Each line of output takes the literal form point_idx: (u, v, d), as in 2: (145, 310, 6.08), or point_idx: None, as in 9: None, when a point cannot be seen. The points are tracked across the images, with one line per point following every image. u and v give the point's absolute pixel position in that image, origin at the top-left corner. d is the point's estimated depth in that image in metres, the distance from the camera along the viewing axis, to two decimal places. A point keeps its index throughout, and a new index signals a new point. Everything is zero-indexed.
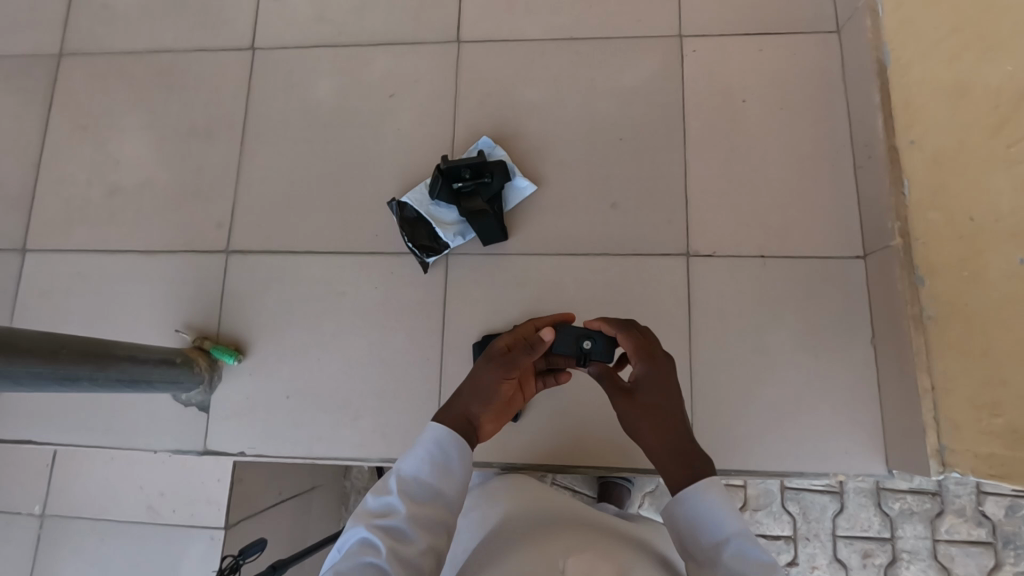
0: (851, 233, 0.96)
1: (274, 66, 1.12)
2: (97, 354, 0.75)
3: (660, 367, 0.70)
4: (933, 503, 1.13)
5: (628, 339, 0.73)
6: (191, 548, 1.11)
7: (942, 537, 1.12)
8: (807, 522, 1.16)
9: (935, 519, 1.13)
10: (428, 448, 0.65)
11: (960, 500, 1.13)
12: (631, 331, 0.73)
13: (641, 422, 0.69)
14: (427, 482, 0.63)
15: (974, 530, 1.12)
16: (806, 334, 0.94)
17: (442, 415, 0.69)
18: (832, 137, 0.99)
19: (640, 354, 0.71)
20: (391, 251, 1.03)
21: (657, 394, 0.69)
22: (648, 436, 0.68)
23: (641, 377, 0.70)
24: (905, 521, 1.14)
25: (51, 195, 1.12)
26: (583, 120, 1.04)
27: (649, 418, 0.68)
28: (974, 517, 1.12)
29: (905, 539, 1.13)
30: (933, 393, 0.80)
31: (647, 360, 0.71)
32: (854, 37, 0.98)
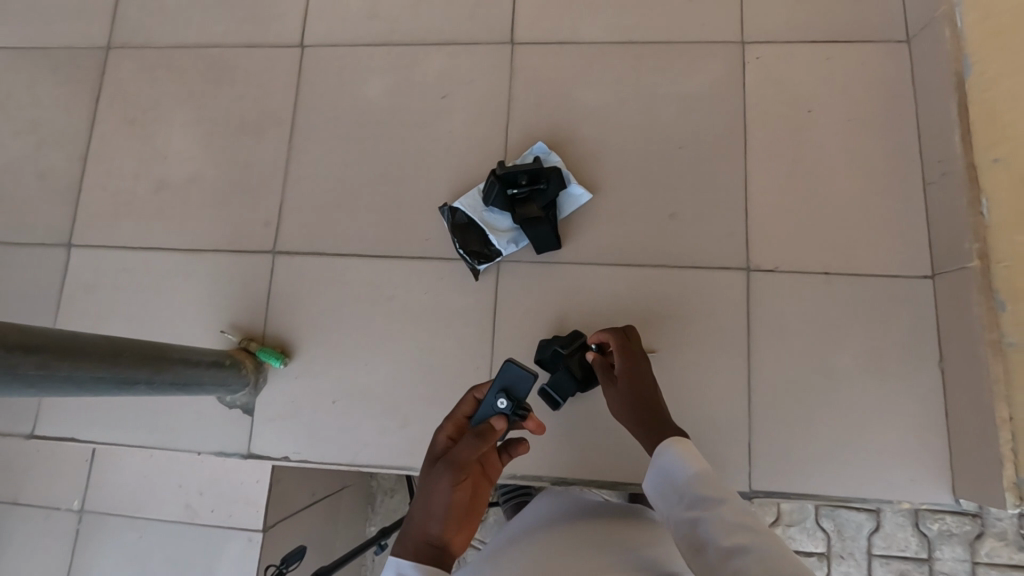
0: (919, 252, 0.92)
1: (324, 63, 1.10)
2: (154, 358, 0.74)
3: (631, 358, 0.80)
4: (972, 525, 1.10)
5: (611, 336, 0.84)
6: (229, 549, 1.10)
7: (982, 560, 1.09)
8: (842, 540, 1.14)
9: (975, 541, 1.10)
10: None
11: (1002, 523, 1.09)
12: (611, 333, 0.84)
13: (615, 401, 0.78)
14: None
15: (1016, 554, 1.09)
16: (871, 354, 0.90)
17: (400, 546, 0.60)
18: (901, 151, 0.96)
19: (619, 346, 0.82)
20: (440, 256, 1.01)
21: (628, 380, 0.78)
22: (619, 411, 0.78)
23: (620, 364, 0.80)
24: (943, 542, 1.11)
25: (98, 189, 1.11)
26: (641, 126, 1.01)
27: (625, 398, 0.77)
28: (1015, 540, 1.08)
29: (943, 562, 1.10)
30: (1013, 424, 0.77)
31: (623, 350, 0.81)
32: (928, 48, 0.94)
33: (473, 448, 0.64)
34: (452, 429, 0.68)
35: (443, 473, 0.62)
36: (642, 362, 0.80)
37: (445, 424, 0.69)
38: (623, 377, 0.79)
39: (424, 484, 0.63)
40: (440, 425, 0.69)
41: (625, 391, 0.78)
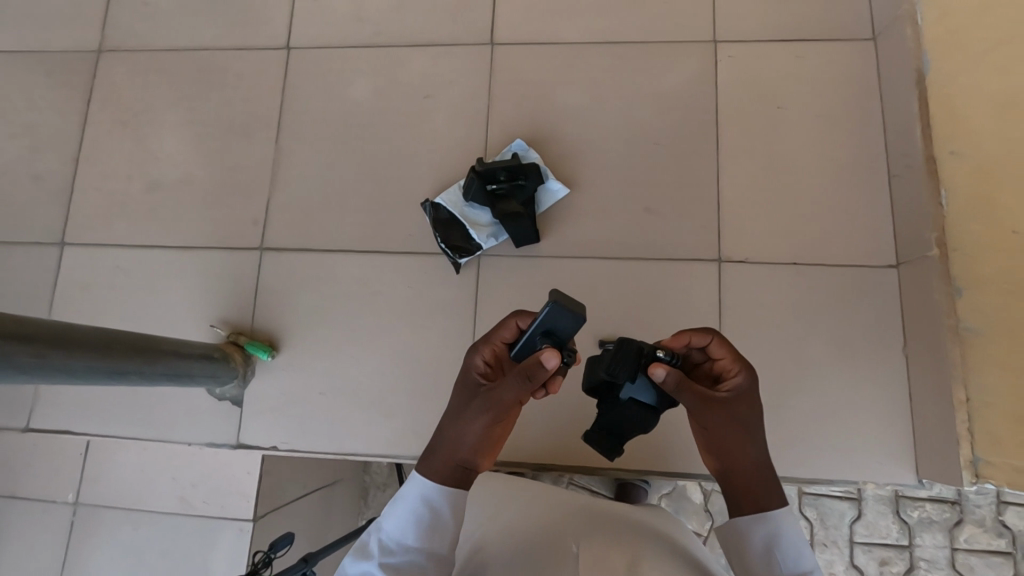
0: (884, 242, 0.95)
1: (311, 65, 1.13)
2: (144, 349, 0.76)
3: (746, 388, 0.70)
4: (952, 512, 1.13)
5: (728, 350, 0.71)
6: (222, 539, 1.13)
7: (960, 546, 1.12)
8: (825, 528, 1.16)
9: (954, 528, 1.12)
10: (408, 507, 0.65)
11: (980, 510, 1.12)
12: (727, 347, 0.71)
13: (744, 439, 0.69)
14: (407, 544, 0.63)
15: (994, 540, 1.11)
16: (838, 341, 0.94)
17: (433, 460, 0.69)
18: (867, 145, 0.99)
19: (741, 364, 0.71)
20: (423, 251, 1.04)
21: (751, 411, 0.70)
22: (750, 453, 0.69)
23: (744, 389, 0.70)
24: (924, 529, 1.13)
25: (90, 189, 1.14)
26: (617, 124, 1.04)
27: (753, 435, 0.69)
28: (992, 527, 1.11)
29: (924, 548, 1.13)
30: (970, 405, 0.80)
31: (748, 370, 0.71)
32: (892, 46, 0.97)
33: (517, 392, 0.68)
34: (491, 358, 0.73)
35: (480, 410, 0.69)
36: (753, 389, 0.71)
37: (483, 352, 0.73)
38: (744, 405, 0.70)
39: (460, 413, 0.70)
40: (479, 350, 0.73)
41: (747, 426, 0.69)
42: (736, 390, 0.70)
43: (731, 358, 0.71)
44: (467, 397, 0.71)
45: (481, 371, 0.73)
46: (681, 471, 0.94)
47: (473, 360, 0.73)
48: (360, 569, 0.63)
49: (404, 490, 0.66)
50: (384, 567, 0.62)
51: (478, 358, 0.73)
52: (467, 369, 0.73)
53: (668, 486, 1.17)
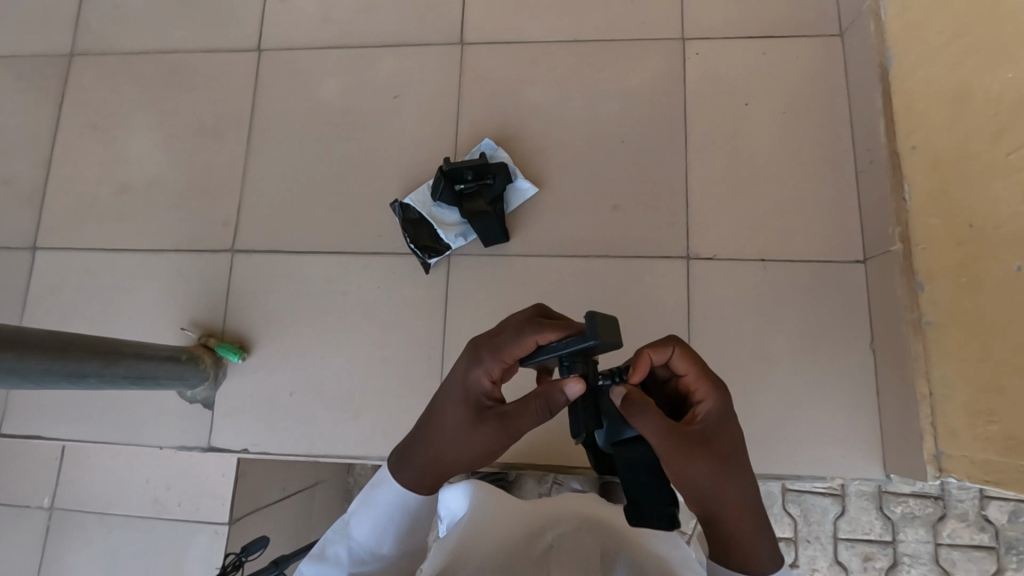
0: (851, 237, 0.96)
1: (281, 66, 1.13)
2: (104, 351, 0.77)
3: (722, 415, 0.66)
4: (935, 507, 1.11)
5: (695, 368, 0.66)
6: (196, 542, 1.12)
7: (943, 541, 1.10)
8: (808, 524, 1.14)
9: (937, 523, 1.10)
10: (381, 515, 0.69)
11: (963, 505, 1.10)
12: (695, 363, 0.66)
13: (724, 477, 0.63)
14: (380, 551, 0.69)
15: (977, 535, 1.10)
16: (806, 337, 0.94)
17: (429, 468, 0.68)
18: (834, 141, 0.99)
19: (706, 387, 0.66)
20: (393, 251, 1.04)
21: (727, 442, 0.65)
22: (732, 495, 0.64)
23: (714, 416, 0.65)
24: (907, 525, 1.11)
25: (61, 193, 1.14)
26: (585, 122, 1.04)
27: (732, 470, 0.64)
28: (976, 521, 1.10)
29: (907, 543, 1.11)
30: (932, 398, 0.81)
31: (715, 391, 0.66)
32: (857, 41, 0.97)
33: (533, 419, 0.65)
34: (498, 370, 0.67)
35: (486, 434, 0.66)
36: (728, 414, 0.67)
37: (493, 364, 0.66)
38: (718, 436, 0.65)
39: (460, 431, 0.67)
40: (487, 362, 0.66)
41: (726, 462, 0.64)
42: (707, 417, 0.65)
43: (697, 378, 0.66)
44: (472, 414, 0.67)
45: (484, 383, 0.67)
46: None
47: (479, 372, 0.67)
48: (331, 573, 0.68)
49: (378, 496, 0.70)
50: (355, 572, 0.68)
51: (482, 369, 0.67)
52: (468, 379, 0.67)
53: None
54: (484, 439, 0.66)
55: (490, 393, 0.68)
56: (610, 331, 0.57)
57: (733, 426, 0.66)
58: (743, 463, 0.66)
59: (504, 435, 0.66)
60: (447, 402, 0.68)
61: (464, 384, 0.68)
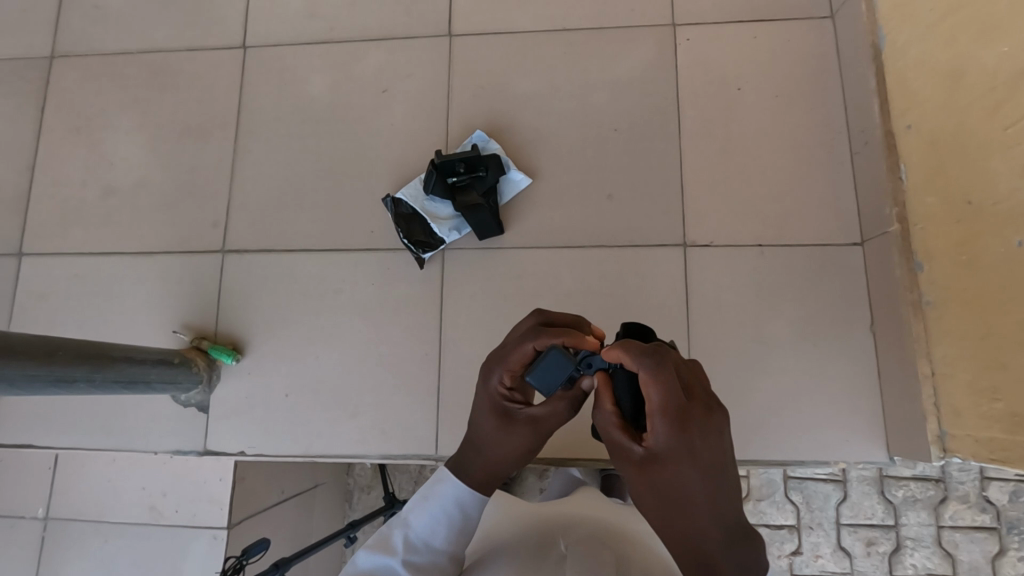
0: (847, 219, 0.95)
1: (266, 63, 1.12)
2: (94, 355, 0.75)
3: (666, 450, 0.54)
4: (936, 490, 1.11)
5: (655, 394, 0.54)
6: (194, 547, 1.11)
7: (945, 524, 1.10)
8: (810, 512, 1.14)
9: (939, 506, 1.10)
10: (442, 508, 0.64)
11: (964, 486, 1.10)
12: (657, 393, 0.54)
13: (651, 508, 0.56)
14: (434, 546, 0.63)
15: (978, 516, 1.10)
16: (806, 321, 0.93)
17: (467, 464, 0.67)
18: (827, 124, 0.98)
19: (658, 417, 0.54)
20: (386, 247, 1.03)
21: (669, 479, 0.55)
22: (663, 529, 0.56)
23: (659, 450, 0.55)
24: (909, 508, 1.11)
25: (46, 197, 1.12)
26: (576, 112, 1.03)
27: (670, 509, 0.55)
28: (977, 503, 1.09)
29: (910, 527, 1.11)
30: (934, 378, 0.80)
31: (674, 426, 0.54)
32: (848, 22, 0.97)
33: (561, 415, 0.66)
34: (509, 373, 0.65)
35: (520, 436, 0.66)
36: (680, 451, 0.54)
37: (503, 373, 0.65)
38: (664, 468, 0.55)
39: (493, 437, 0.66)
40: (498, 372, 0.65)
41: (674, 500, 0.55)
42: (651, 447, 0.55)
43: (655, 407, 0.55)
44: (496, 420, 0.66)
45: (503, 389, 0.66)
46: None
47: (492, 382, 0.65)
48: (384, 561, 0.60)
49: (438, 489, 0.65)
50: (409, 564, 0.61)
51: (497, 375, 0.65)
52: (488, 387, 0.66)
53: None
54: (518, 442, 0.66)
55: (510, 395, 0.66)
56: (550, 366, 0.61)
57: (704, 466, 0.54)
58: (708, 508, 0.54)
59: (536, 436, 0.66)
60: (476, 409, 0.67)
61: (484, 393, 0.66)
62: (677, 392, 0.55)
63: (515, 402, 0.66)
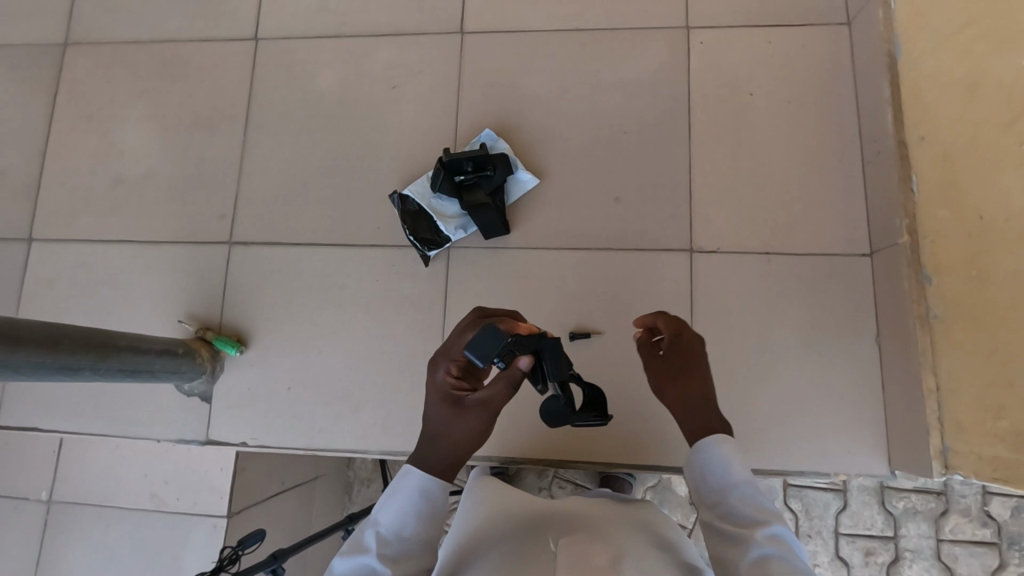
0: (856, 229, 0.94)
1: (276, 56, 1.12)
2: (97, 344, 0.75)
3: (680, 339, 0.70)
4: (937, 502, 1.10)
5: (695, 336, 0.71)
6: (194, 535, 1.12)
7: (946, 537, 1.09)
8: (809, 519, 1.13)
9: (940, 518, 1.10)
10: (409, 499, 0.62)
11: (966, 499, 1.10)
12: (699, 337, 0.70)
13: (676, 386, 0.67)
14: (406, 536, 0.61)
15: (979, 530, 1.09)
16: (810, 331, 0.93)
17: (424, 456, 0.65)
18: (839, 132, 0.97)
19: (666, 325, 0.71)
20: (392, 243, 1.03)
21: (688, 352, 0.69)
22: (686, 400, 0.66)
23: (677, 342, 0.69)
24: (909, 520, 1.11)
25: (56, 184, 1.12)
26: (586, 113, 1.02)
27: (689, 380, 0.67)
28: (978, 517, 1.09)
29: (909, 538, 1.10)
30: (939, 393, 0.79)
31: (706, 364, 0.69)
32: (865, 29, 0.95)
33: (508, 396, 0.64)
34: (453, 363, 0.66)
35: (474, 419, 0.64)
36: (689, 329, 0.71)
37: (447, 362, 0.66)
38: (687, 343, 0.69)
39: (445, 424, 0.64)
40: (442, 362, 0.66)
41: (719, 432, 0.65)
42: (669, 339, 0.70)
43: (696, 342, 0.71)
44: (446, 407, 0.64)
45: (449, 379, 0.66)
46: (654, 466, 0.92)
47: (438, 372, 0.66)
48: (357, 559, 0.58)
49: (403, 481, 0.63)
50: (384, 558, 0.58)
51: (440, 366, 0.66)
52: (434, 378, 0.66)
53: (652, 479, 1.14)
54: (472, 426, 0.64)
55: (458, 385, 0.66)
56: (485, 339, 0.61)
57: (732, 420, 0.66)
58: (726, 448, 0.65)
59: (489, 418, 0.64)
60: (426, 405, 0.67)
61: (431, 385, 0.66)
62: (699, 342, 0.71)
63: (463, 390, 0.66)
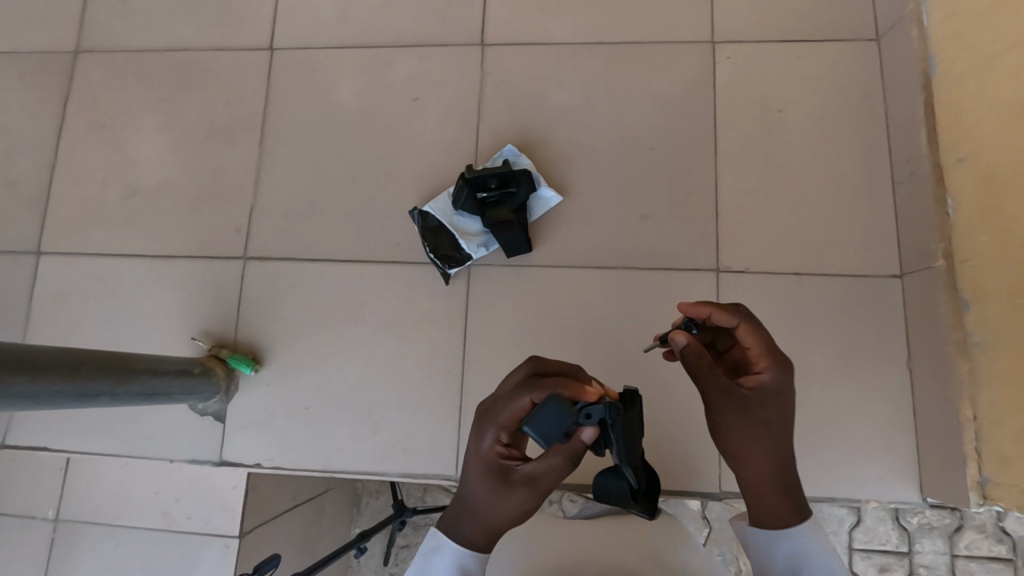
0: (888, 251, 0.92)
1: (295, 66, 1.09)
2: (118, 368, 0.73)
3: (776, 363, 0.66)
4: (953, 519, 1.08)
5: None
6: (206, 556, 1.09)
7: (961, 552, 1.08)
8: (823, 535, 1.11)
9: (955, 534, 1.08)
10: None
11: (981, 516, 1.07)
12: (785, 369, 0.66)
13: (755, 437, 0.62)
14: None
15: (994, 546, 1.07)
16: (841, 354, 0.91)
17: (457, 529, 0.59)
18: (870, 151, 0.96)
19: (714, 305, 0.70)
20: (412, 259, 1.01)
21: (772, 402, 0.64)
22: (760, 455, 0.62)
23: (766, 381, 0.65)
24: (924, 536, 1.09)
25: (67, 195, 1.10)
26: (611, 128, 1.01)
27: (770, 435, 0.63)
28: (994, 533, 1.07)
29: (924, 555, 1.09)
30: (976, 423, 0.77)
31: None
32: (897, 46, 0.93)
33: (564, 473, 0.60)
34: (503, 428, 0.61)
35: (521, 499, 0.59)
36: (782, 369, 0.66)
37: (496, 427, 0.61)
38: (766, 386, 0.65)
39: (488, 497, 0.59)
40: (490, 426, 0.61)
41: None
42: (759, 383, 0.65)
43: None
44: (491, 478, 0.59)
45: (497, 448, 0.61)
46: (680, 491, 0.90)
47: (485, 439, 0.60)
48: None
49: (433, 562, 0.58)
50: None
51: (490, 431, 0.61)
52: (480, 442, 0.61)
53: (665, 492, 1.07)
54: (519, 504, 0.58)
55: (506, 453, 0.61)
56: (552, 421, 0.58)
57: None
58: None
59: (537, 497, 0.59)
60: (466, 471, 0.61)
61: (477, 451, 0.61)
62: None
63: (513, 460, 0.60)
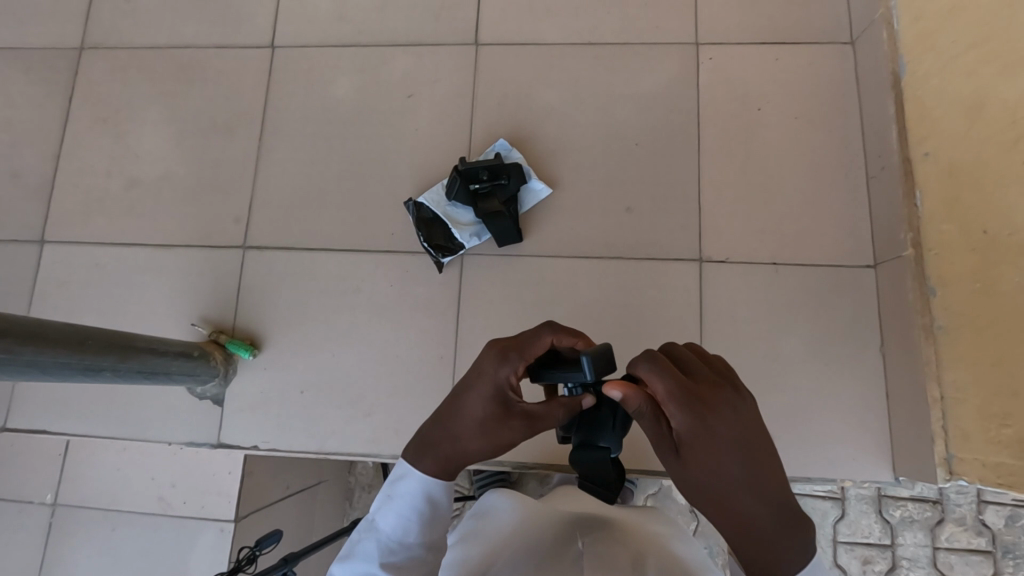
0: (861, 243, 0.97)
1: (294, 63, 1.13)
2: (120, 346, 0.76)
3: (696, 410, 0.59)
4: (934, 511, 1.11)
5: (663, 385, 0.59)
6: (200, 540, 1.12)
7: (942, 545, 1.10)
8: None
9: (936, 527, 1.10)
10: (406, 504, 0.66)
11: (961, 509, 1.10)
12: (712, 413, 0.59)
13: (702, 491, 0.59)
14: (410, 542, 0.65)
15: (974, 539, 1.10)
16: (817, 341, 0.95)
17: (443, 450, 0.68)
18: (844, 148, 1.00)
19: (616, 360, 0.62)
20: (406, 249, 1.04)
21: (706, 454, 0.58)
22: (725, 511, 0.59)
23: (687, 431, 0.59)
24: (905, 528, 1.12)
25: (70, 187, 1.13)
26: (599, 125, 1.05)
27: (716, 483, 0.58)
28: (974, 526, 1.09)
29: (906, 547, 1.12)
30: (943, 402, 0.81)
31: (688, 409, 0.59)
32: (869, 49, 0.98)
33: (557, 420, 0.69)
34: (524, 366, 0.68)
35: (514, 430, 0.68)
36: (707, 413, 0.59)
37: (516, 363, 0.67)
38: (697, 443, 0.59)
39: (483, 426, 0.67)
40: (512, 359, 0.67)
41: (714, 485, 0.59)
42: (684, 432, 0.59)
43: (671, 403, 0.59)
44: (492, 407, 0.67)
45: (509, 381, 0.68)
46: (662, 471, 0.93)
47: (504, 371, 0.67)
48: (363, 569, 0.63)
49: (399, 488, 0.67)
50: (386, 565, 0.63)
51: (510, 364, 0.67)
52: (498, 371, 0.67)
53: (653, 486, 1.13)
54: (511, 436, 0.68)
55: (515, 389, 0.68)
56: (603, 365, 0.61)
57: (733, 441, 0.59)
58: (751, 483, 0.59)
59: (529, 432, 0.68)
60: (471, 394, 0.68)
61: (490, 379, 0.67)
62: (685, 383, 0.60)
63: (517, 397, 0.68)
